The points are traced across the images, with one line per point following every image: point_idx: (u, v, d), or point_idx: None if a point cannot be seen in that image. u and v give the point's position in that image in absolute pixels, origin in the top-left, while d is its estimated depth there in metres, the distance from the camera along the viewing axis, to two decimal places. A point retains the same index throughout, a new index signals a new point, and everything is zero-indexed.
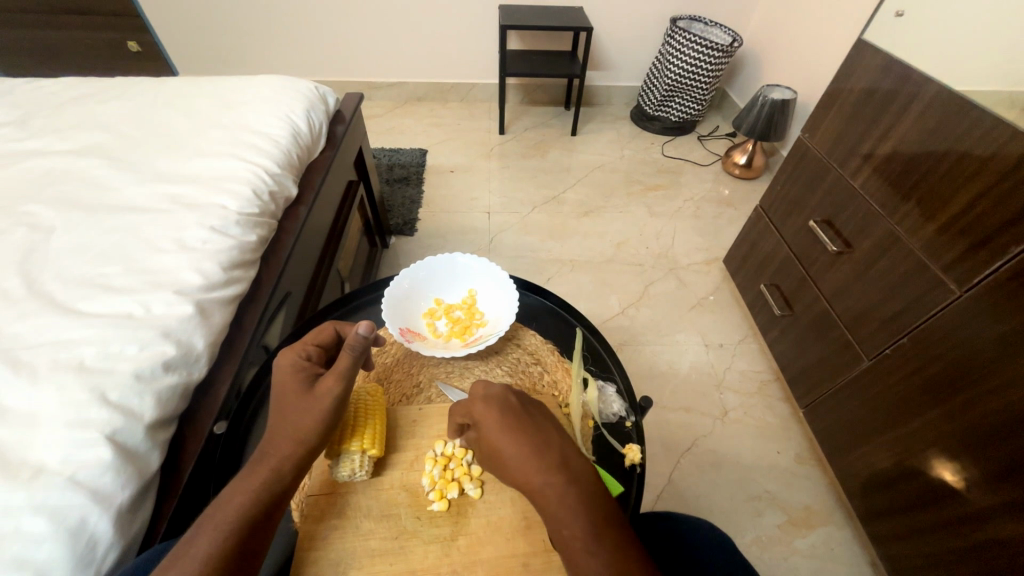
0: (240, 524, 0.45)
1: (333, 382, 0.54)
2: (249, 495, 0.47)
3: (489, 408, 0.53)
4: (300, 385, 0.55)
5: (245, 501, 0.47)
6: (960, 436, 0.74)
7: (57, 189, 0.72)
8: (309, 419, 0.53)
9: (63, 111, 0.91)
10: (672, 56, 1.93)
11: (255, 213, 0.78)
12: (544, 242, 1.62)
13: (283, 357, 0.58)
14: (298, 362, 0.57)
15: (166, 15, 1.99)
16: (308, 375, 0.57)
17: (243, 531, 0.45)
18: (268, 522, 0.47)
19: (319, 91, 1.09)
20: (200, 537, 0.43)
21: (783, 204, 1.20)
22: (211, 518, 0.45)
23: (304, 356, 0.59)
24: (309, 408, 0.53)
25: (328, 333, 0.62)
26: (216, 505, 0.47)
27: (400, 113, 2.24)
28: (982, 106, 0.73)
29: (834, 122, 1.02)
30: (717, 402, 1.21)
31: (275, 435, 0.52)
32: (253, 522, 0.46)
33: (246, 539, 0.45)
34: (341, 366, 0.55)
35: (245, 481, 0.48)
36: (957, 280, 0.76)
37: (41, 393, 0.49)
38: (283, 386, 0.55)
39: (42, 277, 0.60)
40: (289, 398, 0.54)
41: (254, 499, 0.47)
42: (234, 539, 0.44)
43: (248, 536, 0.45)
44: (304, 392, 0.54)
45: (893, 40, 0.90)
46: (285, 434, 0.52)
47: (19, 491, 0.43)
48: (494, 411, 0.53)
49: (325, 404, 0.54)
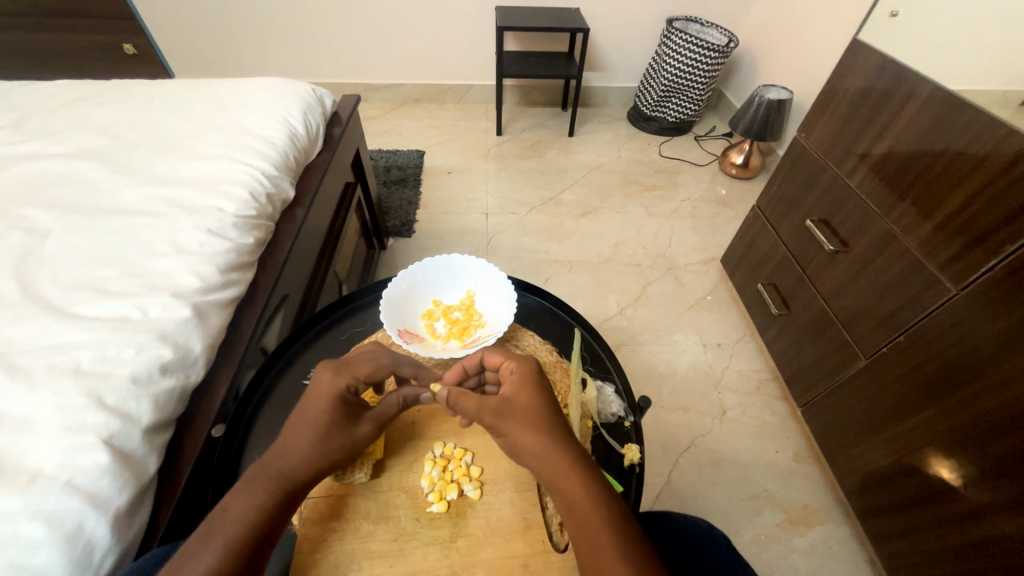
0: (245, 536, 0.44)
1: (373, 429, 0.56)
2: (252, 506, 0.46)
3: (527, 375, 0.56)
4: (342, 420, 0.54)
5: (249, 513, 0.46)
6: (957, 434, 0.74)
7: (53, 193, 0.72)
8: (335, 451, 0.52)
9: (58, 114, 0.90)
10: (668, 57, 1.93)
11: (252, 216, 0.78)
12: (541, 243, 1.62)
13: (335, 382, 0.55)
14: (347, 395, 0.56)
15: (161, 17, 1.98)
16: (350, 406, 0.55)
17: (248, 543, 0.44)
18: (272, 533, 0.46)
19: (316, 93, 1.09)
20: (203, 549, 0.43)
21: (779, 204, 1.21)
22: (213, 529, 0.45)
23: (354, 388, 0.57)
24: (340, 445, 0.53)
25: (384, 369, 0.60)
26: (218, 513, 0.46)
27: (397, 115, 2.24)
28: (976, 106, 0.74)
29: (829, 123, 1.03)
30: (715, 401, 1.21)
31: (292, 455, 0.50)
32: (258, 535, 0.45)
33: (250, 552, 0.44)
34: (385, 417, 0.58)
35: (249, 492, 0.47)
36: (953, 278, 0.77)
37: (37, 398, 0.49)
38: (324, 414, 0.53)
39: (37, 280, 0.60)
40: (326, 430, 0.52)
41: (258, 510, 0.46)
42: (237, 551, 0.43)
43: (252, 546, 0.44)
44: (343, 428, 0.54)
45: (888, 40, 0.91)
46: (302, 456, 0.50)
47: (15, 495, 0.43)
48: (535, 376, 0.56)
49: (356, 447, 0.54)
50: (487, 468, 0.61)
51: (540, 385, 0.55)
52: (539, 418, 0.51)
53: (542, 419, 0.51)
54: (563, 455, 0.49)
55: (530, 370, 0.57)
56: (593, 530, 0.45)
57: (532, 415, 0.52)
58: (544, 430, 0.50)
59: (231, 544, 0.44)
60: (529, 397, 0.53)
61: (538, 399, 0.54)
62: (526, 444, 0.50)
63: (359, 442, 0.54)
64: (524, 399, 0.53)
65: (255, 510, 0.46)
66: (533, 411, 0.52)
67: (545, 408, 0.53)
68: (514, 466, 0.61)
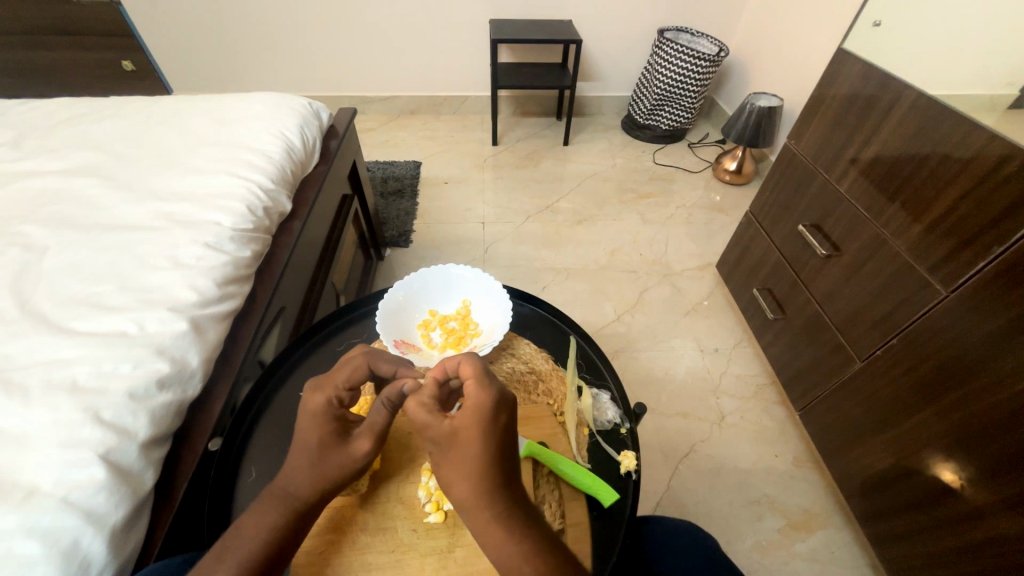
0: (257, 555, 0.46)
1: (370, 440, 0.53)
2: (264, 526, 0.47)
3: (480, 414, 0.48)
4: (330, 436, 0.52)
5: (261, 536, 0.47)
6: (953, 433, 0.75)
7: (52, 209, 0.73)
8: (338, 471, 0.51)
9: (57, 131, 0.91)
10: (660, 66, 1.96)
11: (249, 229, 0.78)
12: (539, 251, 1.63)
13: (313, 399, 0.54)
14: (329, 410, 0.53)
15: (159, 34, 2.01)
16: (338, 423, 0.53)
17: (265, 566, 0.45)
18: (286, 551, 0.48)
19: (312, 106, 1.10)
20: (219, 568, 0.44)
21: (772, 209, 1.22)
22: (227, 550, 0.46)
23: (336, 402, 0.54)
24: (341, 465, 0.51)
25: (363, 372, 0.57)
26: (232, 534, 0.47)
27: (393, 126, 2.26)
28: (960, 111, 0.75)
29: (819, 128, 1.04)
30: (713, 407, 1.21)
31: (296, 479, 0.50)
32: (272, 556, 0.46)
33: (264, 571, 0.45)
34: (377, 424, 0.53)
35: (262, 514, 0.48)
36: (943, 281, 0.77)
37: (33, 413, 0.49)
38: (312, 435, 0.52)
39: (35, 296, 0.60)
40: (319, 452, 0.51)
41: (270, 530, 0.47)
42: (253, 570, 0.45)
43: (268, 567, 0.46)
44: (337, 446, 0.52)
45: (873, 48, 0.93)
46: (305, 478, 0.50)
47: (13, 513, 0.43)
48: (487, 414, 0.48)
49: (357, 464, 0.52)
50: None
51: (486, 423, 0.48)
52: (475, 469, 0.47)
53: (480, 469, 0.47)
54: (494, 513, 0.46)
55: (490, 405, 0.49)
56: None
57: (471, 463, 0.47)
58: (477, 483, 0.46)
59: (245, 563, 0.45)
60: (477, 440, 0.47)
61: (483, 442, 0.48)
62: (457, 485, 0.47)
63: (358, 461, 0.52)
64: (466, 442, 0.48)
65: (268, 530, 0.47)
66: (474, 456, 0.47)
67: (490, 453, 0.48)
68: None
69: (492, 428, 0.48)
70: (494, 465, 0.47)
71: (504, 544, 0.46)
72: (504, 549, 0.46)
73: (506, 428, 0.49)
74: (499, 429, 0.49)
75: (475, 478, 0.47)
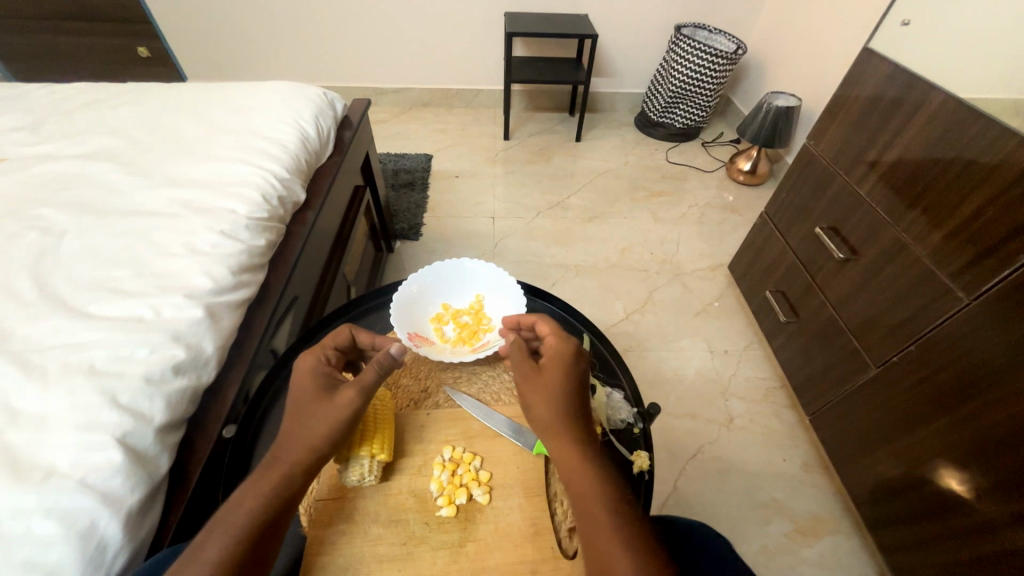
0: (252, 527, 0.44)
1: (353, 392, 0.55)
2: (264, 502, 0.46)
3: (564, 355, 0.61)
4: (319, 387, 0.56)
5: (255, 510, 0.45)
6: (969, 445, 0.73)
7: (70, 193, 0.73)
8: (321, 420, 0.53)
9: (76, 116, 0.92)
10: (676, 63, 1.94)
11: (264, 218, 0.78)
12: (549, 247, 1.62)
13: (305, 360, 0.60)
14: (318, 366, 0.59)
15: (176, 22, 2.01)
16: (327, 379, 0.58)
17: (252, 534, 0.44)
18: (281, 523, 0.47)
19: (327, 96, 1.10)
20: (210, 542, 0.43)
21: (788, 211, 1.20)
22: (219, 522, 0.45)
23: (325, 360, 0.61)
24: (325, 414, 0.53)
25: (345, 336, 0.64)
26: (226, 508, 0.46)
27: (405, 118, 2.26)
28: (990, 115, 0.73)
29: (840, 129, 1.03)
30: (722, 409, 1.21)
31: (286, 440, 0.52)
32: (262, 526, 0.45)
33: (255, 544, 0.44)
34: (364, 379, 0.56)
35: (256, 486, 0.48)
36: (965, 288, 0.76)
37: (52, 395, 0.49)
38: (303, 388, 0.56)
39: (53, 280, 0.61)
40: (306, 400, 0.55)
41: (269, 508, 0.46)
42: (246, 541, 0.43)
43: (259, 535, 0.44)
44: (323, 397, 0.55)
45: (899, 48, 0.91)
46: (296, 442, 0.51)
47: (31, 493, 0.43)
48: (571, 356, 0.61)
49: (340, 415, 0.54)
50: (495, 472, 0.60)
51: (570, 363, 0.60)
52: (556, 392, 0.57)
53: (562, 395, 0.56)
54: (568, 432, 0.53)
55: (571, 349, 0.61)
56: (590, 504, 0.47)
57: (549, 390, 0.57)
58: (556, 407, 0.55)
59: (236, 534, 0.43)
60: (560, 371, 0.59)
61: (568, 372, 0.59)
62: (546, 417, 0.55)
63: (341, 411, 0.54)
64: (552, 371, 0.59)
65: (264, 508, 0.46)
66: (562, 384, 0.58)
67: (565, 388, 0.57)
68: (522, 472, 0.60)
69: (571, 365, 0.60)
70: (571, 394, 0.57)
71: (573, 460, 0.51)
72: (573, 468, 0.50)
73: (583, 370, 0.60)
74: (578, 368, 0.60)
75: (559, 401, 0.56)
